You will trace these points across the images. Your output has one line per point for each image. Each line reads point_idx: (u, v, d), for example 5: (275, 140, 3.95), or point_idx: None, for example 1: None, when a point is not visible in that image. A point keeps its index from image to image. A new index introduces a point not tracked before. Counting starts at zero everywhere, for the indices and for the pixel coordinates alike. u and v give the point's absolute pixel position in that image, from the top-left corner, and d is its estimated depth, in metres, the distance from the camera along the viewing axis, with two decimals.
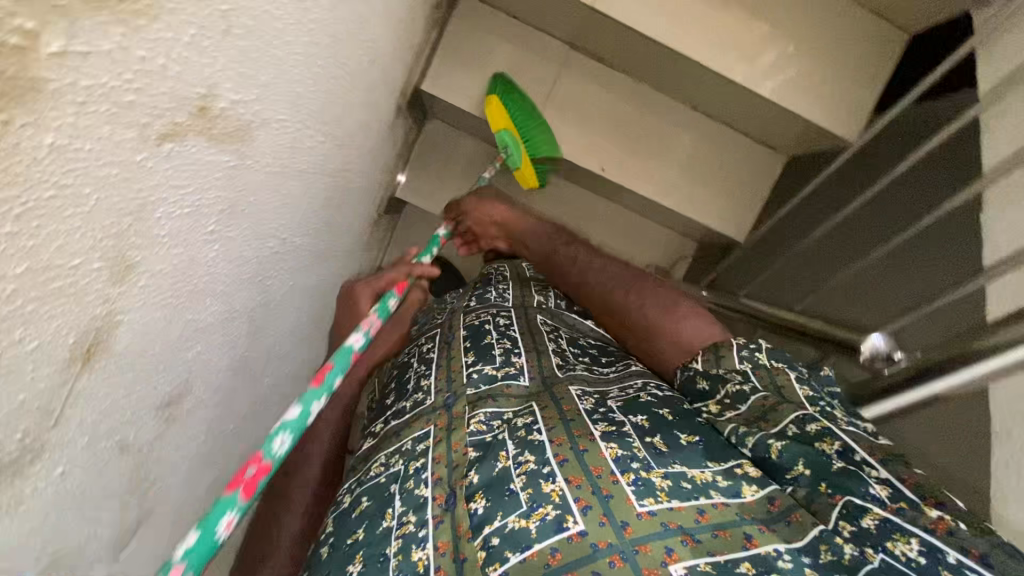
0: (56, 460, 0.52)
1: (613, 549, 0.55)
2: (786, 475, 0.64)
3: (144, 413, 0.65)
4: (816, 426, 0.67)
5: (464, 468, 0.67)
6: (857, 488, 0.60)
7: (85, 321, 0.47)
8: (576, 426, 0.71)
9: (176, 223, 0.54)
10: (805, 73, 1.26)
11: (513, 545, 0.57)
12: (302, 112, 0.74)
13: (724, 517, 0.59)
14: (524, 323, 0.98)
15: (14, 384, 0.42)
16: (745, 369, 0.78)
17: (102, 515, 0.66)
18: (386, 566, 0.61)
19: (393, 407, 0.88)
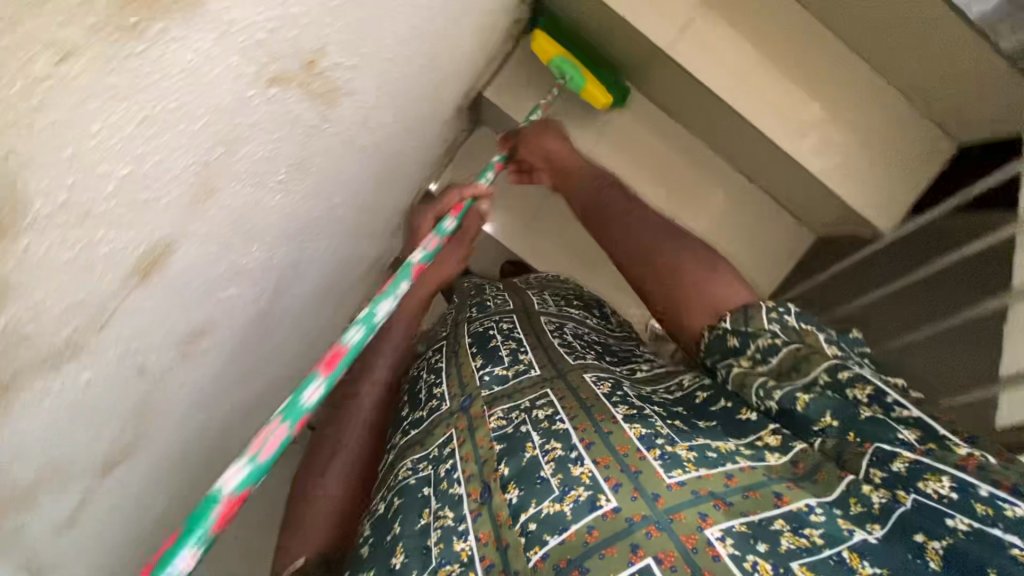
0: (85, 366, 0.51)
1: (648, 520, 0.55)
2: (812, 428, 0.62)
3: (169, 341, 0.65)
4: (849, 373, 0.61)
5: (493, 461, 0.67)
6: (884, 434, 0.57)
7: (157, 236, 0.48)
8: (597, 409, 0.70)
9: (256, 164, 0.56)
10: (852, 159, 1.31)
11: (551, 528, 0.57)
12: (385, 89, 0.77)
13: (752, 479, 0.58)
14: (527, 326, 0.97)
15: (83, 281, 0.43)
16: (776, 330, 0.69)
17: (101, 434, 0.65)
18: (429, 555, 0.63)
19: (410, 417, 0.88)
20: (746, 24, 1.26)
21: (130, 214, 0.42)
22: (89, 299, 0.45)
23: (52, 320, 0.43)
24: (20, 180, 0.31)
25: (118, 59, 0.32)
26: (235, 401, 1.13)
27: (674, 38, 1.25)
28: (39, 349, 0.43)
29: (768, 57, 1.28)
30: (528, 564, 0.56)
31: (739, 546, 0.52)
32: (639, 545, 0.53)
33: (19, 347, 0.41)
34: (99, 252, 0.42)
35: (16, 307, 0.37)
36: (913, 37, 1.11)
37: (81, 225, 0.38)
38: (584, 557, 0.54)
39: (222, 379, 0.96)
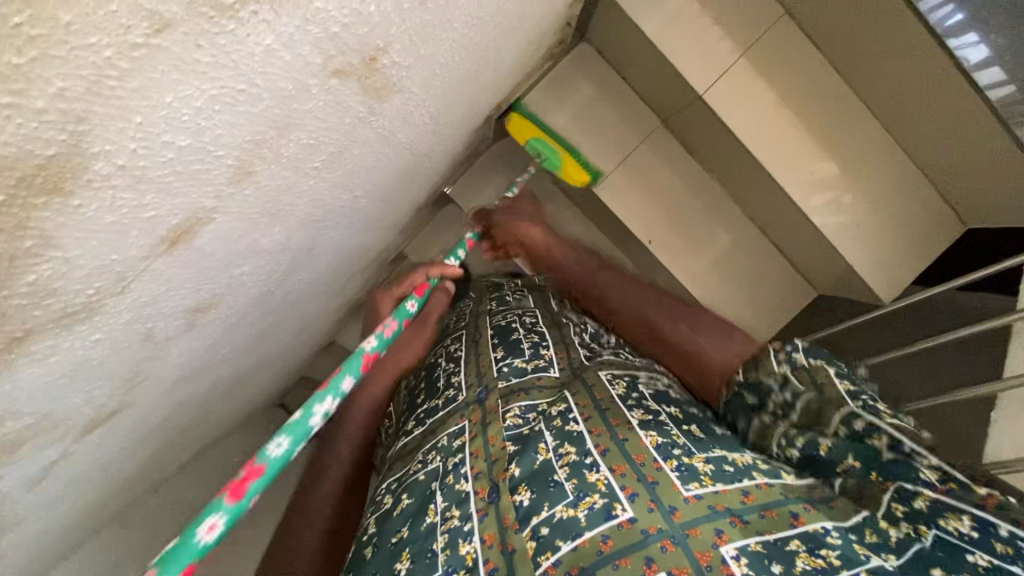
0: (97, 327, 0.50)
1: (664, 533, 0.58)
2: (835, 470, 0.65)
3: (178, 310, 0.64)
4: (862, 421, 0.65)
5: (504, 462, 0.72)
6: (906, 473, 0.60)
7: (195, 207, 0.47)
8: (613, 413, 0.75)
9: (300, 148, 0.56)
10: (862, 225, 1.34)
11: (563, 533, 0.61)
12: (429, 91, 0.78)
13: (769, 497, 0.61)
14: (548, 321, 1.07)
15: (117, 243, 0.42)
16: (785, 372, 0.73)
17: (93, 395, 0.64)
18: (434, 562, 0.65)
19: (426, 405, 0.95)
20: (780, 79, 1.30)
21: (178, 183, 0.42)
22: (119, 261, 0.44)
23: (80, 278, 0.42)
24: (88, 141, 0.31)
25: (208, 34, 0.33)
26: (221, 376, 1.11)
27: (710, 86, 1.29)
28: (60, 306, 0.42)
29: (799, 115, 1.31)
30: (536, 569, 0.59)
31: (754, 567, 0.55)
32: (653, 559, 0.56)
33: (44, 301, 0.40)
34: (139, 216, 0.41)
35: (50, 261, 0.37)
36: (936, 118, 1.16)
37: (130, 188, 0.38)
38: (597, 565, 0.57)
39: (215, 353, 0.94)
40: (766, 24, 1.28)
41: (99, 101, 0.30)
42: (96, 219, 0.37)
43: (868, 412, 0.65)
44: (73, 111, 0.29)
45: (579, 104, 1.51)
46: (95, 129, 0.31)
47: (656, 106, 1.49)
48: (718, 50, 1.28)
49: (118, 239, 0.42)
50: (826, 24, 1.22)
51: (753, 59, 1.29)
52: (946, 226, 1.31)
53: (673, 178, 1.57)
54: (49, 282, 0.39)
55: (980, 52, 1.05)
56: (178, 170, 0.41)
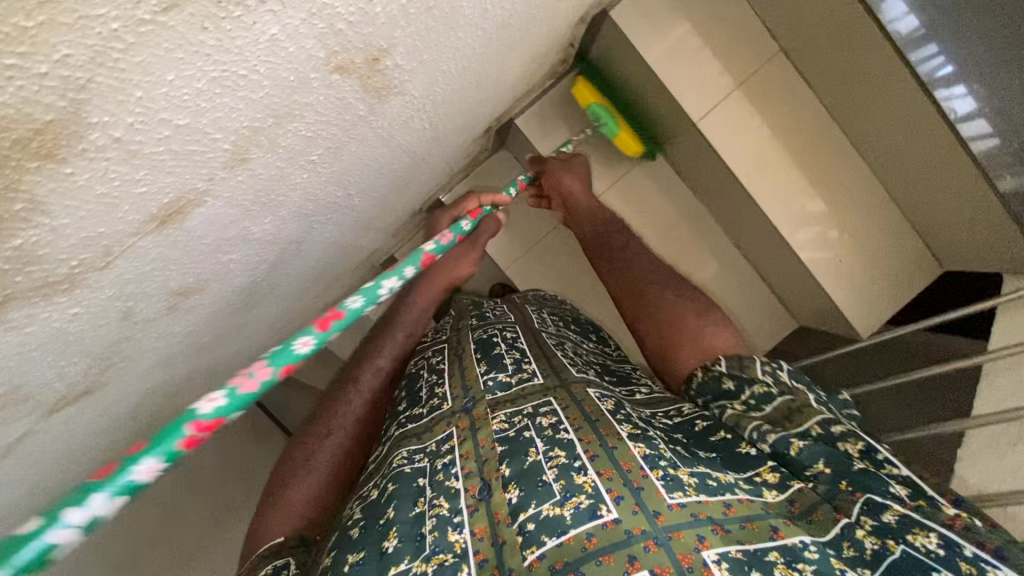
0: (78, 299, 0.50)
1: (647, 535, 0.60)
2: (806, 472, 0.67)
3: (161, 291, 0.64)
4: (839, 427, 0.69)
5: (494, 462, 0.72)
6: (877, 486, 0.63)
7: (187, 188, 0.48)
8: (602, 425, 0.74)
9: (299, 139, 0.57)
10: (845, 261, 1.37)
11: (549, 530, 0.62)
12: (431, 97, 0.79)
13: (750, 510, 0.63)
14: (530, 337, 1.03)
15: (107, 216, 0.42)
16: (770, 381, 0.76)
17: (66, 371, 0.63)
18: (422, 543, 0.67)
19: (408, 413, 0.91)
20: (774, 114, 1.33)
21: (171, 162, 0.43)
22: (106, 235, 0.45)
23: (66, 249, 0.42)
24: (88, 110, 0.32)
25: (215, 18, 0.34)
26: (199, 364, 1.10)
27: (705, 114, 1.32)
28: (42, 274, 0.42)
29: (790, 149, 1.34)
30: (523, 561, 0.61)
31: (734, 571, 0.57)
32: (635, 557, 0.58)
33: (27, 267, 0.40)
34: (128, 192, 0.42)
35: (36, 227, 0.37)
36: (919, 162, 1.20)
37: (124, 161, 0.38)
38: (581, 560, 0.59)
39: (194, 340, 0.94)
40: (763, 59, 1.32)
41: (102, 72, 0.31)
42: (87, 189, 0.38)
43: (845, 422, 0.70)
44: (75, 78, 0.29)
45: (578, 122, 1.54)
46: (92, 98, 0.31)
47: (654, 131, 1.52)
48: (715, 81, 1.32)
49: (107, 212, 0.42)
50: (820, 65, 1.26)
51: (749, 93, 1.33)
52: (925, 268, 1.35)
53: (664, 202, 1.60)
54: (34, 249, 0.39)
55: (967, 104, 1.07)
56: (174, 149, 0.41)
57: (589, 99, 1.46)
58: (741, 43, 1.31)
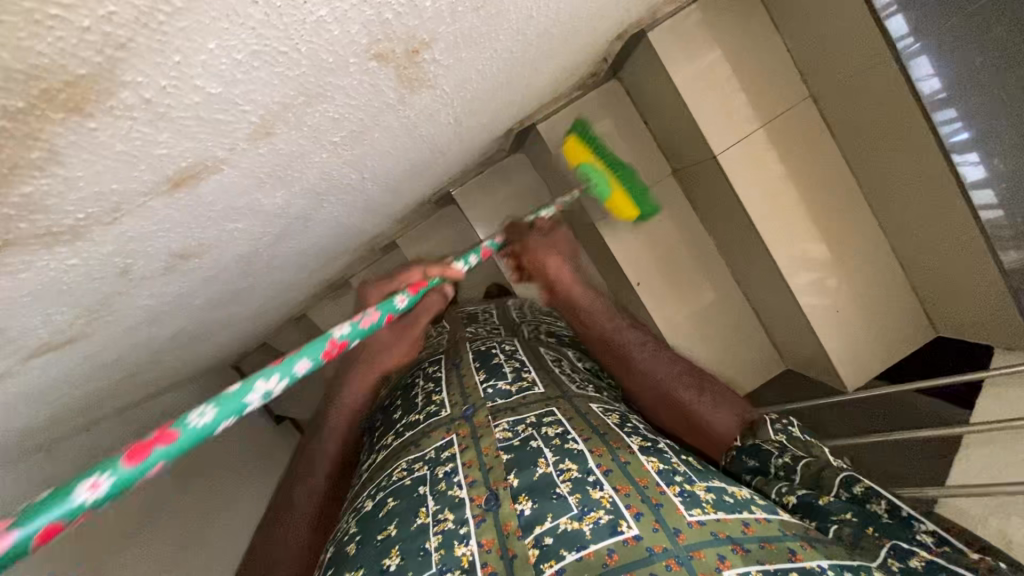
0: (77, 251, 0.49)
1: (668, 552, 0.62)
2: (830, 518, 0.72)
3: (161, 252, 0.63)
4: (861, 488, 0.77)
5: (501, 473, 0.76)
6: (901, 535, 0.68)
7: (206, 155, 0.47)
8: (611, 439, 0.81)
9: (326, 119, 0.56)
10: (842, 313, 1.38)
11: (568, 544, 0.65)
12: (461, 94, 0.78)
13: (768, 531, 0.66)
14: (528, 351, 1.12)
15: (121, 173, 0.41)
16: (782, 441, 0.89)
17: (51, 319, 0.61)
18: (427, 560, 0.67)
19: (405, 419, 0.98)
20: (793, 158, 1.34)
21: (196, 128, 0.42)
22: (116, 194, 0.44)
23: (74, 202, 0.41)
24: (123, 68, 0.31)
25: None
26: (184, 327, 1.08)
27: (727, 148, 1.32)
28: (47, 222, 0.41)
29: (804, 195, 1.35)
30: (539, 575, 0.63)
31: None
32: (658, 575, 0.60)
33: (33, 214, 0.39)
34: (147, 152, 0.41)
35: (49, 178, 0.36)
36: (926, 226, 1.22)
37: (147, 124, 0.37)
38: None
39: (185, 302, 0.92)
40: (791, 103, 1.33)
41: (144, 34, 0.30)
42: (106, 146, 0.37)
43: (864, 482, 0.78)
44: (116, 36, 0.29)
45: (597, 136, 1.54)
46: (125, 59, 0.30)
47: (673, 156, 1.53)
48: (742, 117, 1.32)
49: (121, 171, 0.41)
50: (847, 117, 1.26)
51: (773, 133, 1.33)
52: (918, 332, 1.37)
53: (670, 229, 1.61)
54: (43, 199, 0.38)
55: (979, 172, 1.06)
56: (202, 118, 0.40)
57: (577, 158, 1.34)
58: (771, 83, 1.32)
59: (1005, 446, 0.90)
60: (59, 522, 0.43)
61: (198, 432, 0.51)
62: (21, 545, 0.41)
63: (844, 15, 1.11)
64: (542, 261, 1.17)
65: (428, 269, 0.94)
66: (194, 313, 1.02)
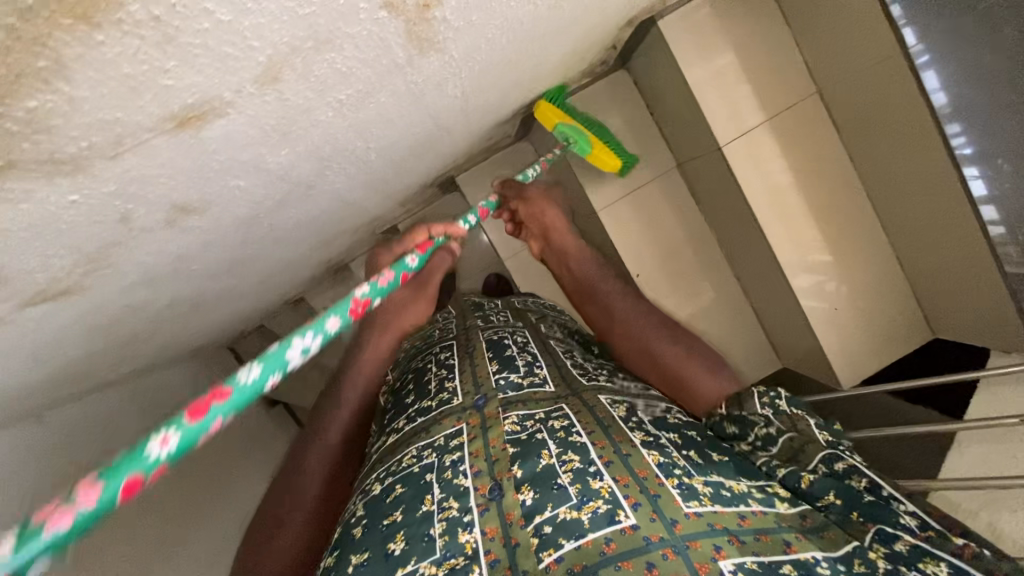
0: (78, 186, 0.49)
1: (665, 542, 0.61)
2: (817, 502, 0.71)
3: (162, 201, 0.62)
4: (842, 464, 0.73)
5: (507, 463, 0.73)
6: (885, 516, 0.66)
7: (212, 93, 0.47)
8: (615, 431, 0.78)
9: (334, 71, 0.56)
10: (841, 312, 1.38)
11: (567, 534, 0.63)
12: (470, 64, 0.79)
13: (764, 523, 0.65)
14: (539, 344, 1.08)
15: (128, 101, 0.41)
16: (769, 414, 0.81)
17: (49, 264, 0.61)
18: (432, 545, 0.66)
19: (415, 405, 0.93)
20: (798, 155, 1.34)
21: (205, 60, 0.42)
22: (121, 124, 0.43)
23: (78, 126, 0.40)
24: None
25: None
26: (182, 294, 1.07)
27: (731, 142, 1.32)
28: (49, 147, 0.41)
29: (807, 193, 1.35)
30: (540, 564, 0.62)
31: None
32: (655, 564, 0.59)
33: (36, 135, 0.39)
34: (154, 81, 0.40)
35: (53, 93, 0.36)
36: (927, 228, 1.22)
37: (153, 44, 0.37)
38: (600, 565, 0.60)
39: (184, 266, 0.92)
40: (797, 100, 1.33)
41: None
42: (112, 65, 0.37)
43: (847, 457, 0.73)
44: None
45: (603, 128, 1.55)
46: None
47: (678, 150, 1.53)
48: (748, 111, 1.32)
49: (127, 98, 0.41)
50: (853, 115, 1.26)
51: (778, 129, 1.33)
52: (916, 334, 1.37)
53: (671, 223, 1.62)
54: (47, 117, 0.38)
55: (981, 187, 1.06)
56: (210, 48, 0.40)
57: (556, 119, 1.38)
58: (778, 80, 1.32)
59: (998, 442, 0.90)
60: (143, 474, 0.47)
61: (249, 388, 0.56)
62: (109, 498, 0.45)
63: (850, 12, 1.11)
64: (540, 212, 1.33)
65: (432, 229, 1.04)
66: (193, 279, 1.02)
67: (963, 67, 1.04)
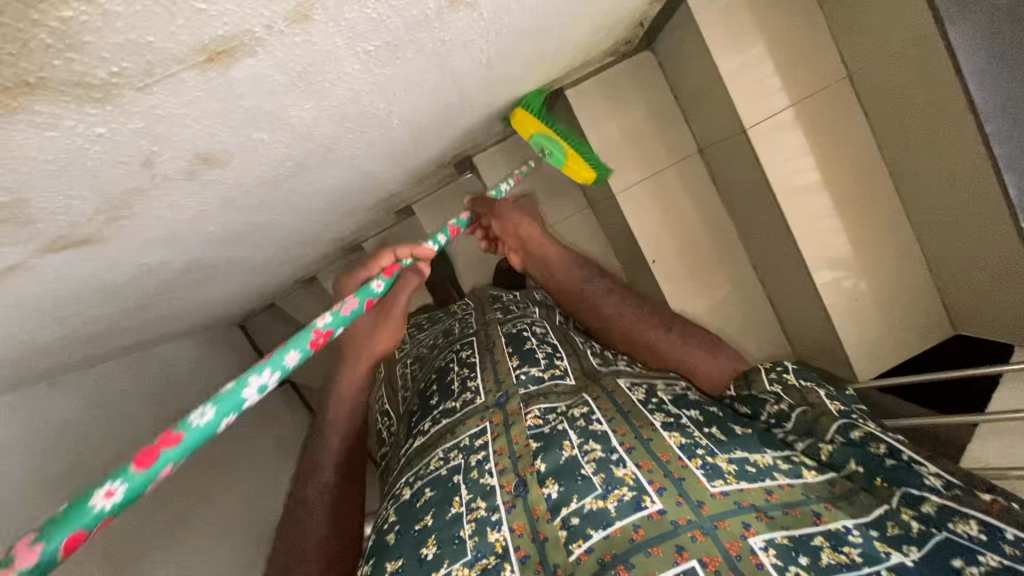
0: (106, 117, 0.48)
1: (693, 524, 0.66)
2: (841, 471, 0.75)
3: (186, 147, 0.62)
4: (858, 432, 0.76)
5: (529, 458, 0.79)
6: (910, 479, 0.68)
7: (243, 24, 0.46)
8: (634, 418, 0.84)
9: (364, 16, 0.56)
10: (860, 304, 1.36)
11: (593, 524, 0.69)
12: (496, 24, 0.78)
13: (790, 497, 0.70)
14: (558, 335, 1.14)
15: (159, 24, 0.41)
16: (778, 390, 0.88)
17: (72, 206, 0.61)
18: (463, 546, 0.71)
19: (440, 407, 0.99)
20: (822, 141, 1.32)
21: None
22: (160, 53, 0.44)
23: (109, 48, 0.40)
24: None
25: None
26: (198, 258, 1.08)
27: (755, 126, 1.30)
28: (80, 68, 0.40)
29: (830, 181, 1.33)
30: (570, 555, 0.67)
31: (781, 557, 0.62)
32: (684, 547, 0.63)
33: (68, 52, 0.38)
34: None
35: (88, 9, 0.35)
36: (953, 219, 1.20)
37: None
38: (630, 551, 0.65)
39: (203, 225, 0.92)
40: (824, 85, 1.30)
41: None
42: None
43: (862, 426, 0.76)
44: None
45: (623, 111, 1.53)
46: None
47: (699, 134, 1.51)
48: (773, 95, 1.30)
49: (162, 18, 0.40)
50: (880, 102, 1.24)
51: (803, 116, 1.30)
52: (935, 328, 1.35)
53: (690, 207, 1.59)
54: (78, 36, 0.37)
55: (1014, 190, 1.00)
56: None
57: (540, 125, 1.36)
58: (804, 64, 1.30)
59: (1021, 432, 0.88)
60: (86, 529, 0.48)
61: (200, 429, 0.57)
62: (49, 556, 0.46)
63: None
64: (515, 222, 1.27)
65: (397, 251, 1.02)
66: (209, 242, 1.02)
67: (980, 73, 0.97)
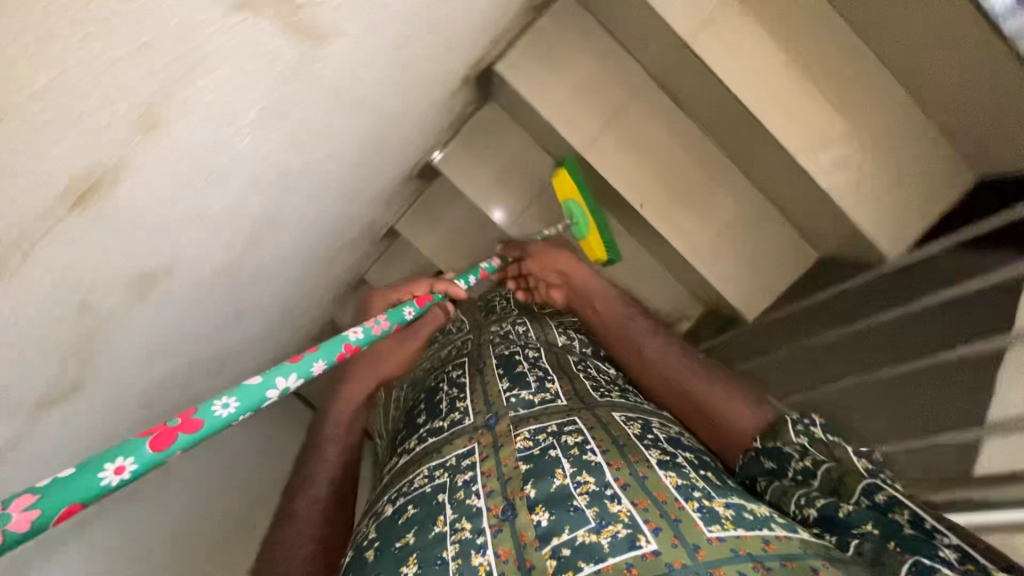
0: (8, 295, 0.48)
1: (688, 569, 0.59)
2: (852, 530, 0.67)
3: (114, 282, 0.61)
4: (882, 496, 0.68)
5: (520, 482, 0.73)
6: (924, 549, 0.60)
7: (93, 159, 0.44)
8: (630, 451, 0.77)
9: (224, 92, 0.54)
10: (867, 176, 1.26)
11: (585, 556, 0.62)
12: (374, 39, 0.74)
13: (788, 548, 0.62)
14: (552, 358, 1.06)
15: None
16: (803, 443, 0.78)
17: (31, 375, 0.61)
18: (444, 569, 0.65)
19: (428, 426, 0.95)
20: (772, 23, 1.21)
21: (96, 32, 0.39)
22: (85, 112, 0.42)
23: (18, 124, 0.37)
24: None
25: None
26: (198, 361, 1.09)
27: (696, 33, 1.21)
28: None
29: (794, 61, 1.23)
30: None
31: None
32: None
33: None
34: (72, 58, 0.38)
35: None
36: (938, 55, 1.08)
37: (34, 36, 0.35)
38: None
39: (181, 334, 0.92)
40: None
41: None
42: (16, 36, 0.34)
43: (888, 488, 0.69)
44: None
45: (560, 63, 1.45)
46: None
47: (645, 59, 1.41)
48: None
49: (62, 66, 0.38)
50: None
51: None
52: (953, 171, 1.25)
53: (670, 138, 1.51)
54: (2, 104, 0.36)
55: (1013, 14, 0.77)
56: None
57: (567, 194, 1.44)
58: None
59: None
60: (82, 501, 0.48)
61: (218, 420, 0.61)
62: (43, 523, 0.45)
63: None
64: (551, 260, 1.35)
65: (434, 284, 1.20)
66: (199, 344, 1.02)
67: None
